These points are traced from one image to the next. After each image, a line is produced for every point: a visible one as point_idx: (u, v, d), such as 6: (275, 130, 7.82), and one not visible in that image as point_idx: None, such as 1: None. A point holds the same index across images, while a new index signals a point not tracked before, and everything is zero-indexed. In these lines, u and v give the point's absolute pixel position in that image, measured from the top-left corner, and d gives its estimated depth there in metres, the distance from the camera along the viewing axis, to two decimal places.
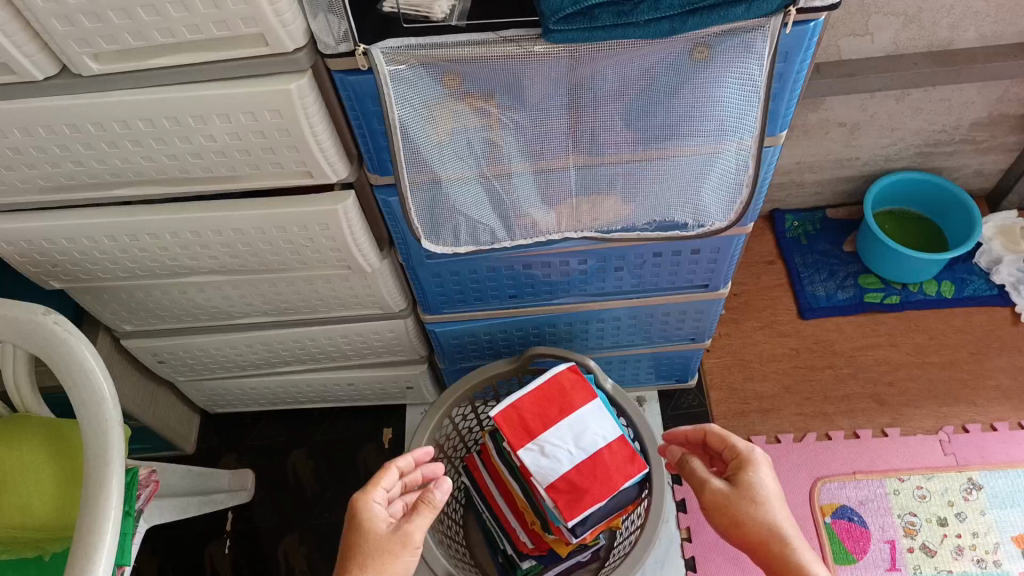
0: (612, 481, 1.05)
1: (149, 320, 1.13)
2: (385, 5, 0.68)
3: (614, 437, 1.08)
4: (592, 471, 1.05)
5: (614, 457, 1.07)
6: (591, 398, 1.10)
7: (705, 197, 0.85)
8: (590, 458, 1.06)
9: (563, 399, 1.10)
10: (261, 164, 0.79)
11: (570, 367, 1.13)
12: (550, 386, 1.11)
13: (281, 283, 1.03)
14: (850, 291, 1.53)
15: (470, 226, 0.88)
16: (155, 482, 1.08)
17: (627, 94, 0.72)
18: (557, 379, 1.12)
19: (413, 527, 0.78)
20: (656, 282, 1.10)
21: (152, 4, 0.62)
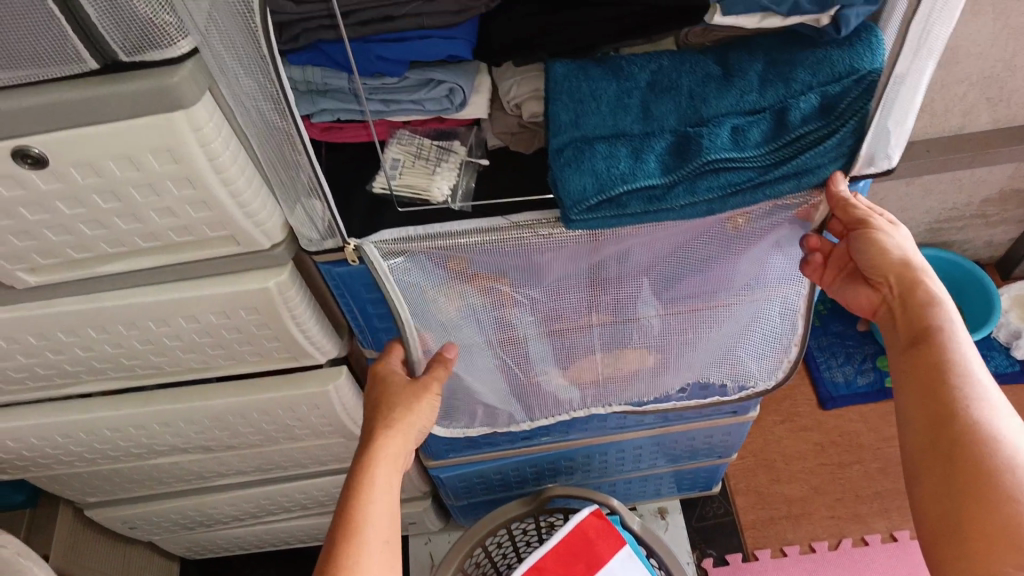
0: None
1: (117, 492, 1.00)
2: (374, 187, 0.59)
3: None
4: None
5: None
6: (620, 549, 0.98)
7: (744, 354, 0.76)
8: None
9: (590, 552, 0.98)
10: (238, 354, 0.68)
11: (595, 512, 1.01)
12: (574, 538, 0.99)
13: (265, 452, 0.91)
14: (870, 376, 1.43)
15: (482, 400, 0.78)
16: None
17: (661, 266, 0.64)
18: (581, 528, 1.00)
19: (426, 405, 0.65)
20: (683, 415, 1.00)
21: (94, 217, 0.51)
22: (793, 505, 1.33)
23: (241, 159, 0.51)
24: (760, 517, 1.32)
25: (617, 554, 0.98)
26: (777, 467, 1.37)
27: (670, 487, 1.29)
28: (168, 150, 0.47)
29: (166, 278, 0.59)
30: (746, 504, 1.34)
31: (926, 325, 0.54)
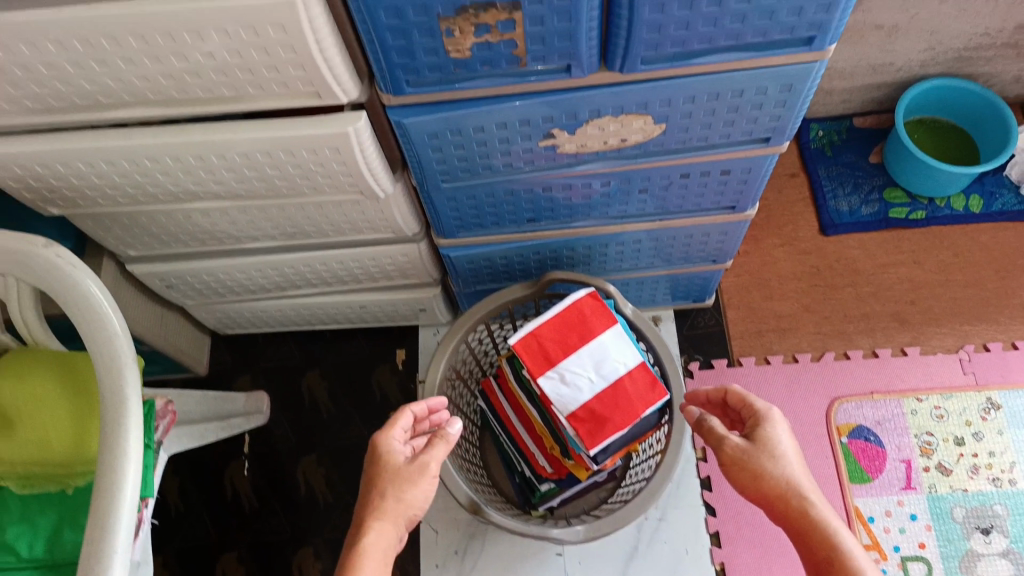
0: (635, 408, 1.03)
1: (153, 245, 1.09)
2: None
3: (636, 365, 1.07)
4: (613, 402, 1.04)
5: (641, 382, 1.05)
6: (611, 325, 1.08)
7: (740, 108, 0.83)
8: (613, 386, 1.05)
9: (583, 326, 1.07)
10: (265, 84, 0.73)
11: (590, 295, 1.10)
12: (570, 313, 1.08)
13: (289, 209, 0.98)
14: (875, 207, 1.46)
15: (496, 142, 0.85)
16: (173, 414, 1.07)
17: None
18: (577, 307, 1.09)
19: (428, 458, 0.87)
20: (682, 205, 1.05)
21: None
22: (781, 320, 1.40)
23: None
24: (748, 330, 1.40)
25: (608, 329, 1.07)
26: (772, 286, 1.42)
27: (664, 295, 1.36)
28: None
29: None
30: (735, 317, 1.41)
31: (803, 539, 0.88)
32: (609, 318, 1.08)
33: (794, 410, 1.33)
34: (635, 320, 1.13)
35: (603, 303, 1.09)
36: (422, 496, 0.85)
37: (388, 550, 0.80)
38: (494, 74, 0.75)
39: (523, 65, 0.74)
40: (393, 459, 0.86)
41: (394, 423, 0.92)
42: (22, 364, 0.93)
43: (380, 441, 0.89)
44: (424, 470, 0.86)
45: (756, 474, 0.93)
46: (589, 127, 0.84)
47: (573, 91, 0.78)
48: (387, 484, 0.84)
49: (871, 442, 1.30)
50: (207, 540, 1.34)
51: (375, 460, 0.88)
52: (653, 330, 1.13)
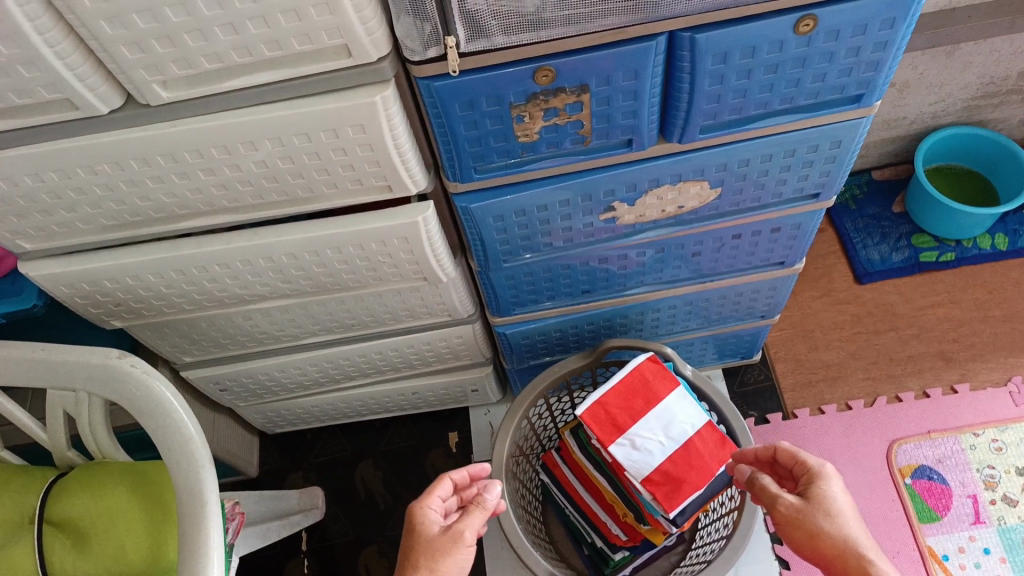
0: (710, 470, 1.01)
1: (208, 349, 1.09)
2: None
3: (705, 426, 1.05)
4: (687, 464, 1.01)
5: (712, 443, 1.03)
6: (675, 387, 1.07)
7: (791, 167, 0.86)
8: (684, 449, 1.03)
9: (648, 390, 1.06)
10: (339, 181, 0.75)
11: (651, 358, 1.09)
12: (633, 378, 1.07)
13: (348, 301, 0.99)
14: (905, 253, 1.47)
15: (559, 219, 0.87)
16: (242, 515, 1.04)
17: (727, 47, 0.67)
18: (640, 371, 1.08)
19: (463, 526, 0.82)
20: (734, 265, 1.06)
21: (230, 22, 0.58)
22: (830, 369, 1.38)
23: None
24: (799, 381, 1.38)
25: (673, 392, 1.06)
26: (817, 336, 1.42)
27: (712, 354, 1.35)
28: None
29: (284, 96, 0.66)
30: (785, 369, 1.39)
31: None
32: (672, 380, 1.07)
33: (854, 455, 1.29)
34: (695, 381, 1.12)
35: (664, 366, 1.09)
36: (458, 567, 0.80)
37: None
38: (559, 154, 0.77)
39: (587, 145, 0.77)
40: (425, 530, 0.82)
41: (430, 495, 0.89)
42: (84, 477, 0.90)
43: (415, 513, 0.86)
44: (459, 540, 0.81)
45: (814, 534, 0.85)
46: (648, 197, 0.86)
47: (633, 164, 0.81)
48: (419, 558, 0.80)
49: (934, 481, 1.25)
50: None
51: (411, 533, 0.84)
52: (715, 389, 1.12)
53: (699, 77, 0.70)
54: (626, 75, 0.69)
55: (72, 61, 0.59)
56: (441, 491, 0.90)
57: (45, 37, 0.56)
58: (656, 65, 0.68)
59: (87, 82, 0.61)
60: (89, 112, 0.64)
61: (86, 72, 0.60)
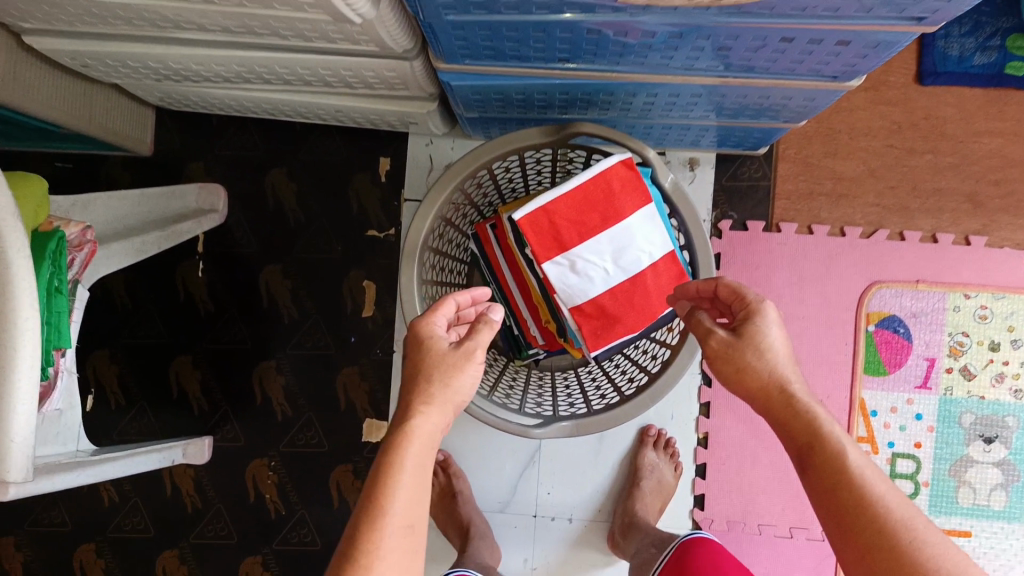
0: (650, 313, 0.90)
1: (51, 19, 0.81)
2: None
3: (661, 259, 0.90)
4: (628, 301, 0.89)
5: (662, 282, 0.90)
6: (642, 207, 0.88)
7: None
8: (630, 282, 0.89)
9: (609, 205, 0.88)
10: None
11: (625, 163, 0.87)
12: (596, 185, 0.87)
13: (231, 11, 0.70)
14: (991, 56, 1.14)
15: None
16: (92, 246, 0.86)
17: None
18: (607, 177, 0.87)
19: (476, 343, 0.69)
20: (769, 65, 0.78)
21: None
22: (840, 183, 1.16)
23: None
24: (797, 190, 1.16)
25: (637, 212, 0.88)
26: (842, 140, 1.17)
27: (709, 139, 1.10)
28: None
29: None
30: (786, 172, 1.17)
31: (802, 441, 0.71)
32: (641, 198, 0.88)
33: (825, 288, 1.15)
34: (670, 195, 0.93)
35: (639, 176, 0.88)
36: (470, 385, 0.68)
37: (432, 443, 0.65)
38: None
39: None
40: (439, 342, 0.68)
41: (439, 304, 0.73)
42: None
43: (426, 320, 0.71)
44: (472, 358, 0.68)
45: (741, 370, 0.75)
46: None
47: None
48: (431, 368, 0.67)
49: (897, 334, 1.14)
50: (157, 341, 1.19)
51: (418, 340, 0.70)
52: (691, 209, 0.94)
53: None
54: None
55: None
56: (456, 299, 0.74)
57: None
58: None
59: None
60: None
61: None
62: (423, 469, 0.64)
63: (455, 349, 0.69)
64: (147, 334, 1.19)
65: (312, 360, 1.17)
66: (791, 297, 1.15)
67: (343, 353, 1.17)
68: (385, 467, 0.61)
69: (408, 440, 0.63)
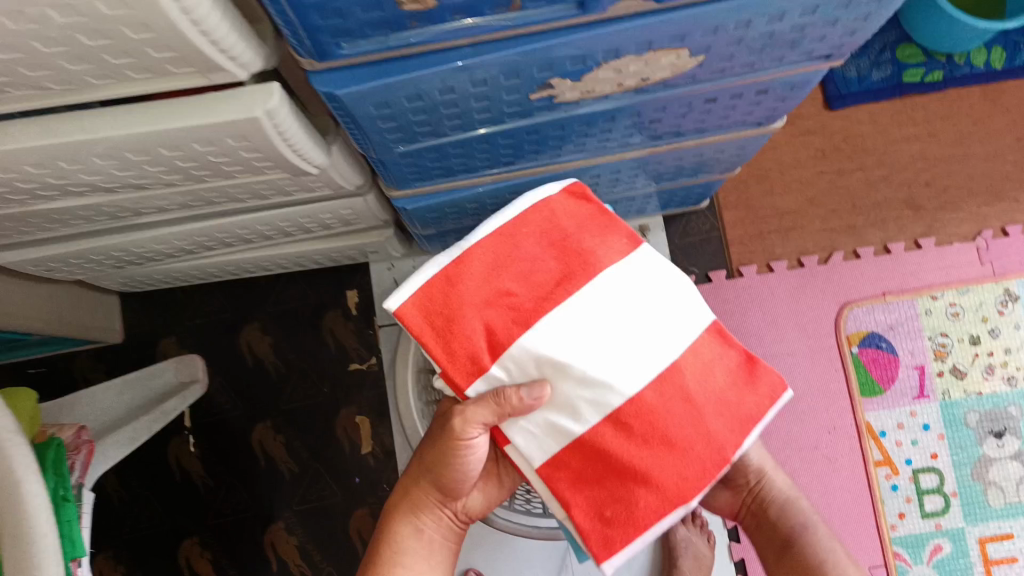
0: (720, 449, 0.63)
1: (9, 235, 0.81)
2: None
3: (697, 344, 0.65)
4: (660, 433, 0.62)
5: (717, 392, 0.65)
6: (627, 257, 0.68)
7: (805, 34, 0.60)
8: (655, 392, 0.63)
9: (577, 276, 0.65)
10: (116, 71, 0.46)
11: (518, 221, 0.69)
12: (532, 247, 0.67)
13: (183, 190, 0.72)
14: (886, 70, 1.24)
15: (479, 103, 0.60)
16: (89, 443, 0.84)
17: None
18: (550, 216, 0.69)
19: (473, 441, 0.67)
20: (699, 128, 0.82)
21: None
22: (786, 217, 1.23)
23: None
24: (750, 231, 1.23)
25: (617, 275, 0.66)
26: (777, 176, 1.24)
27: (656, 204, 1.16)
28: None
29: None
30: (735, 218, 1.23)
31: None
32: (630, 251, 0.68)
33: (801, 321, 1.20)
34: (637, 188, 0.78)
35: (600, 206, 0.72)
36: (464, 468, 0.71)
37: (434, 500, 0.75)
38: (471, 23, 0.49)
39: (517, 9, 0.49)
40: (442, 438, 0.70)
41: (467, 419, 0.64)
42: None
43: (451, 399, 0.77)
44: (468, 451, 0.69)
45: None
46: (600, 71, 0.58)
47: (575, 32, 0.53)
48: (436, 450, 0.72)
49: (882, 351, 1.18)
50: (159, 527, 1.18)
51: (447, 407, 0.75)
52: (684, 279, 0.68)
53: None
54: None
55: None
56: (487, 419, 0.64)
57: None
58: None
59: None
60: None
61: None
62: (418, 536, 0.74)
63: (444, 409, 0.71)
64: (149, 522, 1.18)
65: (325, 516, 1.17)
66: (772, 339, 1.19)
67: (350, 497, 1.17)
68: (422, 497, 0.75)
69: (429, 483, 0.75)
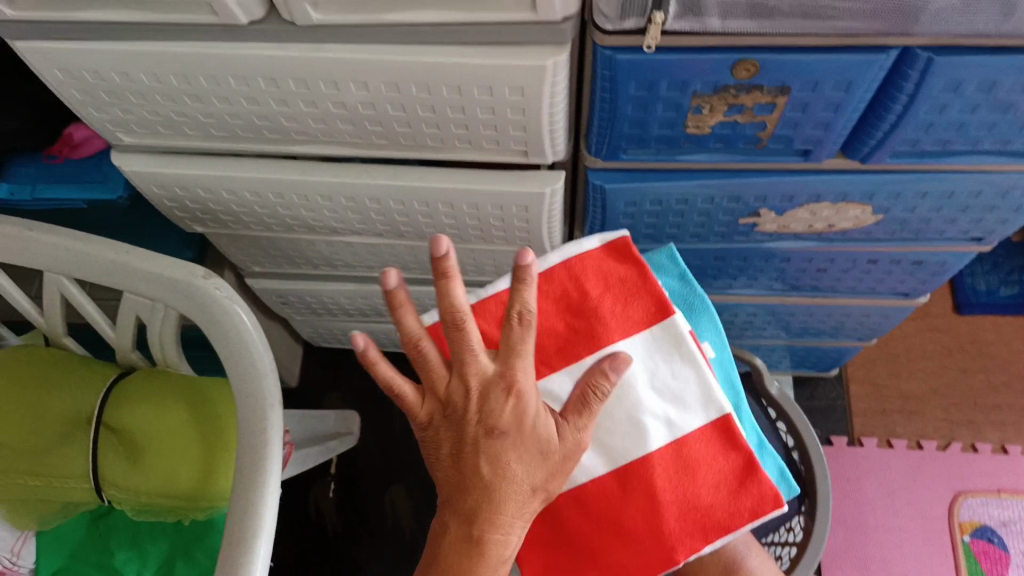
0: (670, 548, 0.60)
1: (280, 265, 1.02)
2: None
3: (690, 441, 0.61)
4: (612, 521, 0.61)
5: (688, 495, 0.60)
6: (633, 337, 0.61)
7: (967, 214, 0.75)
8: (618, 485, 0.61)
9: (586, 333, 0.61)
10: (476, 139, 0.67)
11: (550, 278, 0.62)
12: (545, 305, 0.62)
13: (437, 251, 0.91)
14: (1015, 288, 1.38)
15: (700, 217, 0.77)
16: (289, 446, 0.99)
17: (965, 79, 0.56)
18: (574, 273, 0.62)
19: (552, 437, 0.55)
20: (853, 288, 0.97)
21: None
22: (908, 400, 1.32)
23: None
24: (871, 406, 1.32)
25: (624, 346, 0.61)
26: (901, 363, 1.35)
27: (789, 362, 1.28)
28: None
29: (460, 39, 0.56)
30: (858, 392, 1.34)
31: None
32: (648, 321, 0.61)
33: (914, 499, 1.25)
34: (690, 277, 0.72)
35: (645, 274, 0.62)
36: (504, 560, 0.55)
37: None
38: (724, 151, 0.67)
39: (761, 146, 0.66)
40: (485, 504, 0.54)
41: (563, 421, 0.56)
42: (34, 365, 0.85)
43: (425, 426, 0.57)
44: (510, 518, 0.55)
45: None
46: (800, 209, 0.75)
47: (794, 174, 0.70)
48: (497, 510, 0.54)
49: (994, 545, 1.21)
50: (282, 560, 1.28)
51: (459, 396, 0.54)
52: (700, 375, 0.61)
53: (931, 78, 0.56)
54: (826, 106, 0.60)
55: None
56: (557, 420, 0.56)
57: None
58: (869, 91, 0.59)
59: None
60: (224, 20, 0.56)
61: None
62: None
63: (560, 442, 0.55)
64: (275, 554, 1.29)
65: None
66: (884, 509, 1.25)
67: None
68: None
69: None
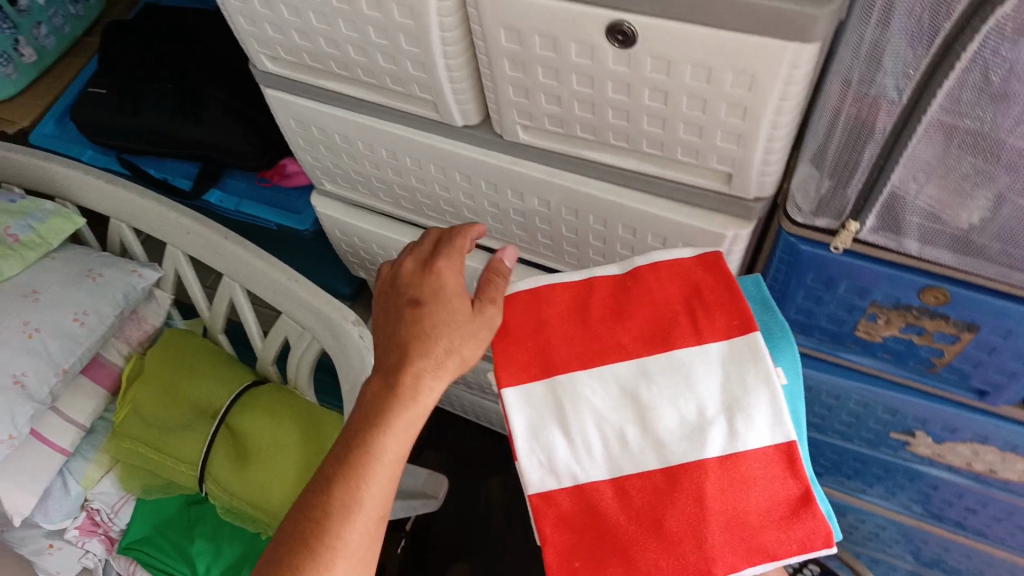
0: (707, 559, 0.43)
1: None
2: (903, 203, 0.48)
3: (749, 456, 0.44)
4: (657, 513, 0.44)
5: (741, 514, 0.44)
6: (708, 351, 0.46)
7: None
8: (664, 483, 0.45)
9: (663, 327, 0.48)
10: None
11: (625, 276, 0.50)
12: (604, 294, 0.50)
13: None
14: None
15: (847, 416, 0.73)
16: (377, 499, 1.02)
17: None
18: (655, 276, 0.49)
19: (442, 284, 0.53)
20: (1005, 541, 0.86)
21: (657, 121, 0.51)
22: None
23: (793, 123, 0.48)
24: None
25: (695, 354, 0.46)
26: None
27: None
28: (704, 5, 0.42)
29: (649, 189, 0.58)
30: None
31: None
32: (731, 333, 0.46)
33: None
34: (775, 305, 0.50)
35: (730, 280, 0.48)
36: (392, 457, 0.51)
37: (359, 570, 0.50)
38: (890, 364, 0.63)
39: (932, 372, 0.61)
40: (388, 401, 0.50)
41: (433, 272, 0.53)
42: (187, 352, 0.93)
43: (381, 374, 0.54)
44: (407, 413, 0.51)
45: None
46: (961, 444, 0.69)
47: (962, 409, 0.65)
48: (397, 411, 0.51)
49: None
50: None
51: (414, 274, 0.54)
52: (776, 395, 0.44)
53: None
54: (1015, 358, 0.55)
55: (460, 78, 0.56)
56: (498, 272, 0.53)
57: (445, 49, 0.54)
58: None
59: (460, 96, 0.58)
60: (443, 117, 0.61)
61: (464, 87, 0.57)
62: None
63: (471, 313, 0.50)
64: None
65: None
66: None
67: None
68: (341, 517, 0.49)
69: (392, 467, 0.51)
